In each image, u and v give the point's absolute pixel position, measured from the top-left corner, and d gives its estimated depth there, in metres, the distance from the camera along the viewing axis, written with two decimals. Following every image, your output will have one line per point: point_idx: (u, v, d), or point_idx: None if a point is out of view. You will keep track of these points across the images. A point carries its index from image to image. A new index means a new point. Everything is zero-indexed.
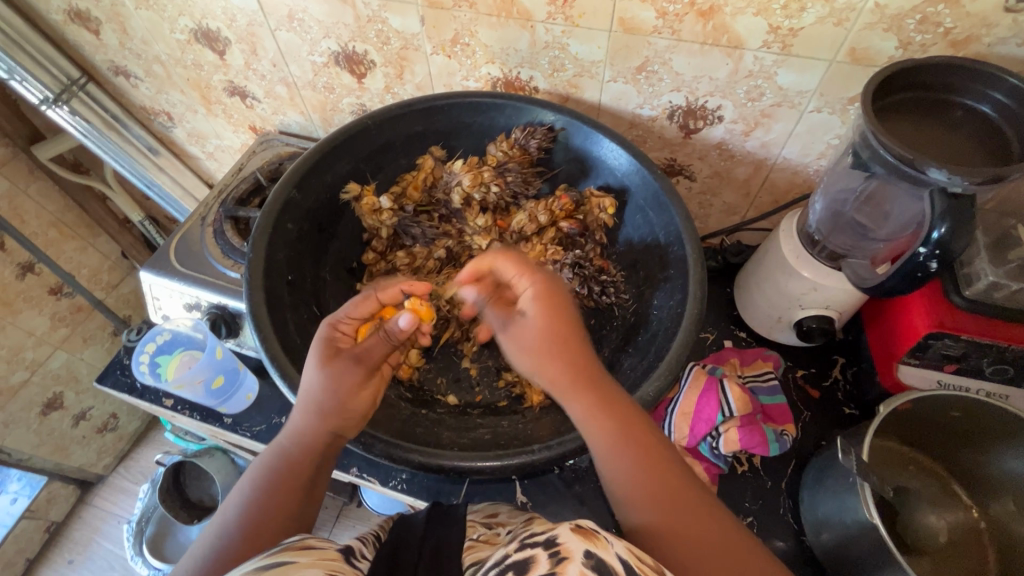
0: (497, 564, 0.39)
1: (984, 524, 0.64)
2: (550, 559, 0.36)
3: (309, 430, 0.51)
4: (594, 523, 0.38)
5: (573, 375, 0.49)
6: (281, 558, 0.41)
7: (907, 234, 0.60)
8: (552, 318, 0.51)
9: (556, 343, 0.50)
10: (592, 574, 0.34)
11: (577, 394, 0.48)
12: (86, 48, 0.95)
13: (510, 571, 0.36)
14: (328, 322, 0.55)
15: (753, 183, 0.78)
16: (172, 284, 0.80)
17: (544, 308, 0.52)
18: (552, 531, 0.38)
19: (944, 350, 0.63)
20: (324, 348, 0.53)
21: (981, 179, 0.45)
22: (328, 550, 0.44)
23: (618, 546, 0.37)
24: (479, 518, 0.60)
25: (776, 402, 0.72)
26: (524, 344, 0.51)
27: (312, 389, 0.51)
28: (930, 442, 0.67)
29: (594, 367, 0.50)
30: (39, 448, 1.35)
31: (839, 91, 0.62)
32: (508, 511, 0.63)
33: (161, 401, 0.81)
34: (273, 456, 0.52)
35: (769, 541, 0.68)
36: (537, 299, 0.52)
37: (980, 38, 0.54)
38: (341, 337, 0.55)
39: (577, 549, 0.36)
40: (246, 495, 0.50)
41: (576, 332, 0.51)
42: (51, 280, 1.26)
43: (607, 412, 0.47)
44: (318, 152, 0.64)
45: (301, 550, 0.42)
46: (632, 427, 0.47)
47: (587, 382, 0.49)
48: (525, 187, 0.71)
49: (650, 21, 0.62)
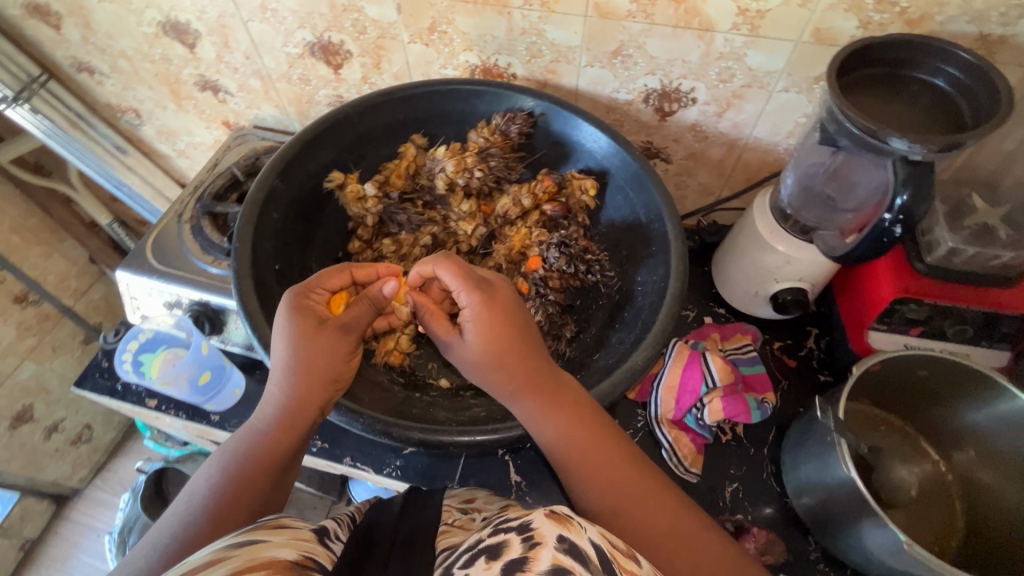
0: (470, 548, 0.40)
1: (950, 476, 0.68)
2: (523, 542, 0.37)
3: (292, 406, 0.51)
4: (567, 509, 0.39)
5: (518, 383, 0.52)
6: (254, 537, 0.41)
7: (872, 204, 0.63)
8: (498, 329, 0.53)
9: (501, 354, 0.53)
10: (565, 557, 0.35)
11: (522, 397, 0.52)
12: (46, 44, 0.92)
13: (484, 554, 0.38)
14: (297, 290, 0.54)
15: (727, 163, 0.80)
16: (151, 282, 0.78)
17: (489, 324, 0.53)
18: (527, 516, 0.40)
19: (908, 314, 0.67)
20: (303, 321, 0.52)
21: (937, 146, 0.48)
22: (302, 531, 0.45)
23: (591, 531, 0.39)
24: (456, 503, 0.61)
25: (755, 371, 0.75)
26: (468, 362, 0.55)
27: (302, 363, 0.51)
28: (899, 403, 0.71)
29: (543, 368, 0.53)
30: (10, 463, 1.30)
31: (805, 71, 0.65)
32: (483, 498, 0.65)
33: (145, 403, 0.79)
34: (244, 441, 0.51)
35: (753, 505, 0.71)
36: (477, 320, 0.54)
37: (933, 17, 0.57)
38: (317, 304, 0.55)
39: (550, 533, 0.37)
40: (217, 480, 0.49)
41: (520, 341, 0.54)
42: (15, 288, 1.22)
43: (554, 409, 0.51)
44: (299, 141, 0.64)
45: (273, 530, 0.42)
46: (584, 418, 0.51)
47: (531, 387, 0.52)
48: (508, 171, 0.72)
49: (625, 6, 0.64)
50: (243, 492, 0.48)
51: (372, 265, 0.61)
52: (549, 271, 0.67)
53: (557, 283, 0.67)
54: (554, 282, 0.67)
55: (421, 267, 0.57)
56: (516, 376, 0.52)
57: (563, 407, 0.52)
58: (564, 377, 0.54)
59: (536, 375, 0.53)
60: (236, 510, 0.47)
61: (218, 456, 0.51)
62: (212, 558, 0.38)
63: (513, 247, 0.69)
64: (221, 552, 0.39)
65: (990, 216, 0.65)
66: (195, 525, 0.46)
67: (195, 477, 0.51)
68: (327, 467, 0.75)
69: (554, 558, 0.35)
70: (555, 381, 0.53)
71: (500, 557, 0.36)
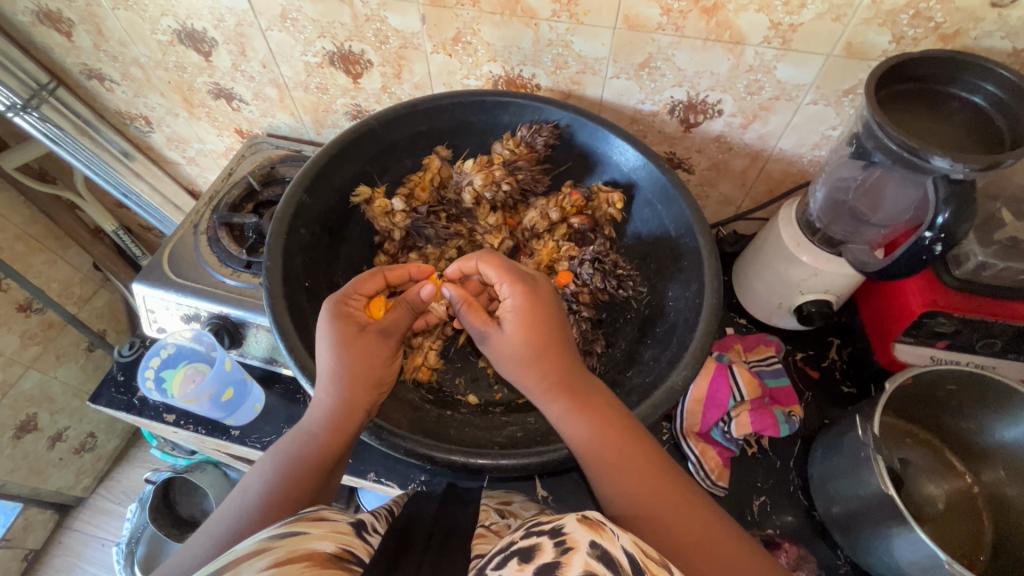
0: (502, 550, 0.40)
1: (977, 489, 0.69)
2: (555, 547, 0.37)
3: (340, 411, 0.51)
4: (600, 514, 0.39)
5: (548, 383, 0.52)
6: (295, 528, 0.41)
7: (904, 219, 0.64)
8: (535, 327, 0.53)
9: (537, 349, 0.52)
10: (597, 564, 0.35)
11: (552, 398, 0.52)
12: (56, 50, 0.90)
13: (515, 556, 0.37)
14: (336, 297, 0.54)
15: (750, 174, 0.80)
16: (169, 295, 0.77)
17: (526, 321, 0.53)
18: (559, 521, 0.40)
19: (937, 327, 0.67)
20: (345, 327, 0.52)
21: (981, 165, 0.48)
22: (340, 523, 0.43)
23: (624, 539, 0.38)
24: (494, 503, 0.61)
25: (780, 384, 0.75)
26: (503, 355, 0.54)
27: (344, 369, 0.51)
28: (925, 416, 0.71)
29: (574, 369, 0.53)
30: (14, 474, 1.28)
31: (835, 84, 0.65)
32: (521, 502, 0.64)
33: (163, 417, 0.78)
34: (295, 440, 0.51)
35: (780, 518, 0.71)
36: (519, 314, 0.53)
37: (968, 32, 0.57)
38: (356, 310, 0.55)
39: (583, 539, 0.37)
40: (270, 476, 0.49)
41: (554, 342, 0.53)
42: (19, 296, 1.20)
43: (587, 412, 0.50)
44: (326, 155, 0.63)
45: (313, 522, 0.42)
46: (615, 424, 0.50)
47: (563, 388, 0.52)
48: (535, 183, 0.72)
49: (655, 18, 0.63)
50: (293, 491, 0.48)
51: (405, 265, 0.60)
52: (580, 287, 0.67)
53: (587, 298, 0.67)
54: (584, 297, 0.67)
55: (464, 262, 0.57)
56: (549, 374, 0.52)
57: (598, 412, 0.51)
58: (596, 385, 0.53)
59: (569, 378, 0.52)
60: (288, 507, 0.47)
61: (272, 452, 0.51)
62: (256, 547, 0.38)
63: (542, 261, 0.69)
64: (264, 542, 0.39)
65: (1019, 230, 0.65)
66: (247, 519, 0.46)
67: (249, 472, 0.51)
68: (351, 482, 0.74)
69: (586, 564, 0.35)
70: (586, 386, 0.53)
71: (532, 561, 0.36)
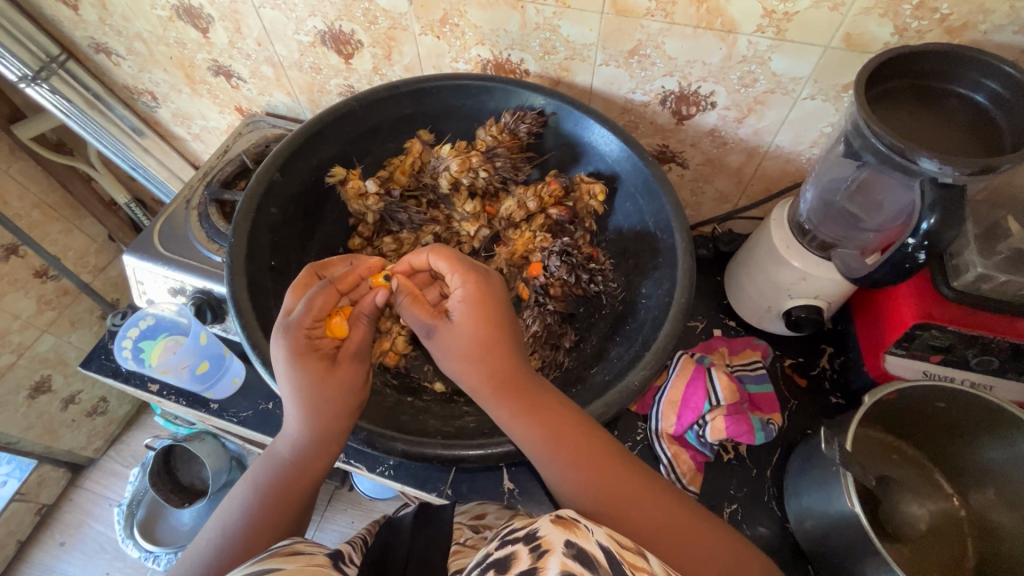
0: (479, 564, 0.38)
1: (965, 512, 0.65)
2: (531, 553, 0.35)
3: (310, 441, 0.52)
4: (572, 513, 0.39)
5: (495, 384, 0.51)
6: (270, 565, 0.40)
7: (898, 224, 0.60)
8: (481, 321, 0.51)
9: (483, 347, 0.51)
10: (573, 561, 0.34)
11: (498, 401, 0.50)
12: (65, 24, 0.92)
13: (492, 568, 0.36)
14: (291, 328, 0.50)
15: (746, 171, 0.77)
16: (156, 268, 0.78)
17: (473, 312, 0.51)
18: (533, 525, 0.39)
19: (931, 341, 0.63)
20: (318, 365, 0.51)
21: (971, 169, 0.45)
22: (316, 556, 0.44)
23: (598, 534, 0.38)
24: (466, 520, 0.60)
25: (763, 390, 0.72)
26: (449, 347, 0.52)
27: (319, 404, 0.51)
28: (913, 432, 0.68)
29: (521, 372, 0.51)
30: (28, 432, 1.35)
31: (833, 78, 0.61)
32: (495, 512, 0.63)
33: (147, 386, 0.80)
34: (267, 470, 0.53)
35: (750, 526, 0.69)
36: (467, 305, 0.52)
37: (976, 25, 0.53)
38: (318, 334, 0.52)
39: (557, 539, 0.36)
40: (247, 505, 0.51)
41: (504, 345, 0.52)
42: (36, 262, 1.24)
43: (533, 418, 0.49)
44: (302, 134, 0.63)
45: (289, 557, 0.42)
46: (571, 439, 0.49)
47: (507, 388, 0.50)
48: (515, 171, 0.70)
49: (644, 4, 0.61)
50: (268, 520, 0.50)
51: (351, 268, 0.57)
52: (549, 279, 0.65)
53: (558, 291, 0.65)
54: (554, 290, 0.64)
55: (413, 258, 0.57)
56: (497, 380, 0.51)
57: (556, 428, 0.49)
58: (553, 394, 0.52)
59: (526, 392, 0.51)
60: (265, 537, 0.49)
61: (244, 480, 0.53)
62: None
63: (516, 251, 0.67)
64: None
65: None
66: (226, 548, 0.49)
67: (228, 503, 0.53)
68: None
69: (562, 563, 0.34)
70: (544, 399, 0.51)
71: (508, 571, 0.35)
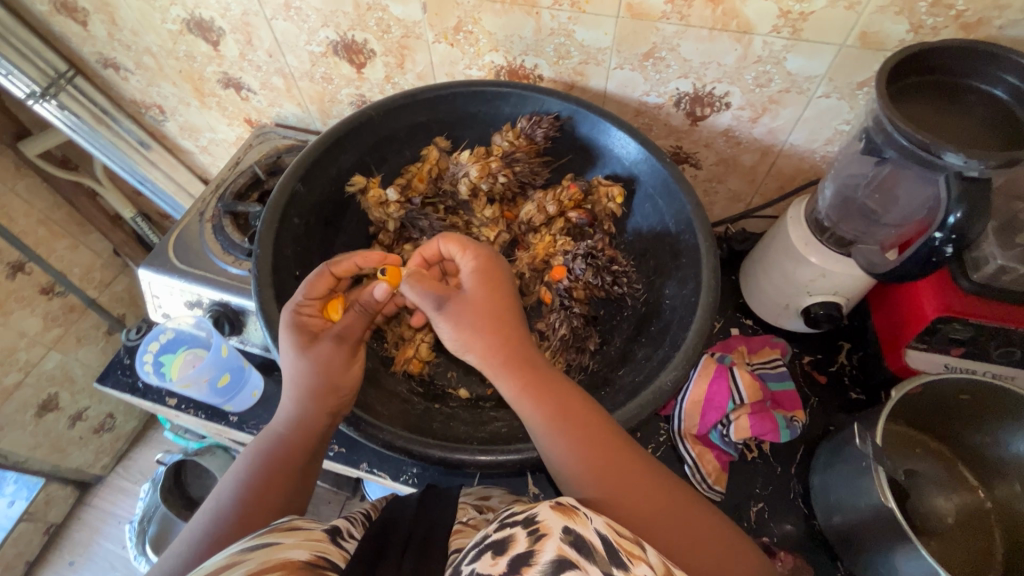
0: (476, 545, 0.38)
1: (990, 504, 0.65)
2: (528, 536, 0.36)
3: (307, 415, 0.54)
4: (573, 500, 0.39)
5: (504, 354, 0.52)
6: (268, 538, 0.41)
7: (917, 219, 0.61)
8: (489, 288, 0.55)
9: (492, 315, 0.53)
10: (570, 549, 0.34)
11: (505, 369, 0.51)
12: (73, 40, 0.92)
13: (490, 550, 0.36)
14: (291, 308, 0.54)
15: (759, 170, 0.77)
16: (173, 281, 0.78)
17: (483, 278, 0.56)
18: (533, 509, 0.39)
19: (952, 334, 0.64)
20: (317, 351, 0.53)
21: (997, 162, 0.45)
22: (314, 531, 0.44)
23: (597, 522, 0.38)
24: (472, 499, 0.60)
25: (784, 388, 0.72)
26: (461, 311, 0.54)
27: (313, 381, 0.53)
28: (936, 425, 0.68)
29: (524, 346, 0.53)
30: (36, 450, 1.33)
31: (848, 76, 0.62)
32: (499, 495, 0.63)
33: (165, 401, 0.80)
34: (268, 443, 0.54)
35: (777, 524, 0.69)
36: (477, 273, 0.56)
37: (991, 21, 0.54)
38: (312, 319, 0.55)
39: (557, 525, 0.36)
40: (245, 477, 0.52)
41: (508, 318, 0.54)
42: (42, 279, 1.23)
43: (542, 394, 0.50)
44: (321, 143, 0.63)
45: (287, 532, 0.43)
46: (578, 415, 0.49)
47: (515, 359, 0.52)
48: (533, 176, 0.71)
49: (659, 6, 0.61)
50: (267, 491, 0.51)
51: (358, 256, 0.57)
52: (573, 282, 0.65)
53: (581, 293, 0.65)
54: (578, 293, 0.65)
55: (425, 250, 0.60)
56: (500, 351, 0.52)
57: (568, 409, 0.49)
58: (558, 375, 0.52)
59: (533, 366, 0.52)
60: (264, 506, 0.50)
61: (244, 455, 0.54)
62: (228, 562, 0.39)
63: (537, 255, 0.68)
64: (239, 554, 0.39)
65: None
66: (225, 520, 0.49)
67: (226, 477, 0.53)
68: (345, 472, 0.75)
69: (559, 549, 0.34)
70: (549, 376, 0.51)
71: (506, 553, 0.35)
